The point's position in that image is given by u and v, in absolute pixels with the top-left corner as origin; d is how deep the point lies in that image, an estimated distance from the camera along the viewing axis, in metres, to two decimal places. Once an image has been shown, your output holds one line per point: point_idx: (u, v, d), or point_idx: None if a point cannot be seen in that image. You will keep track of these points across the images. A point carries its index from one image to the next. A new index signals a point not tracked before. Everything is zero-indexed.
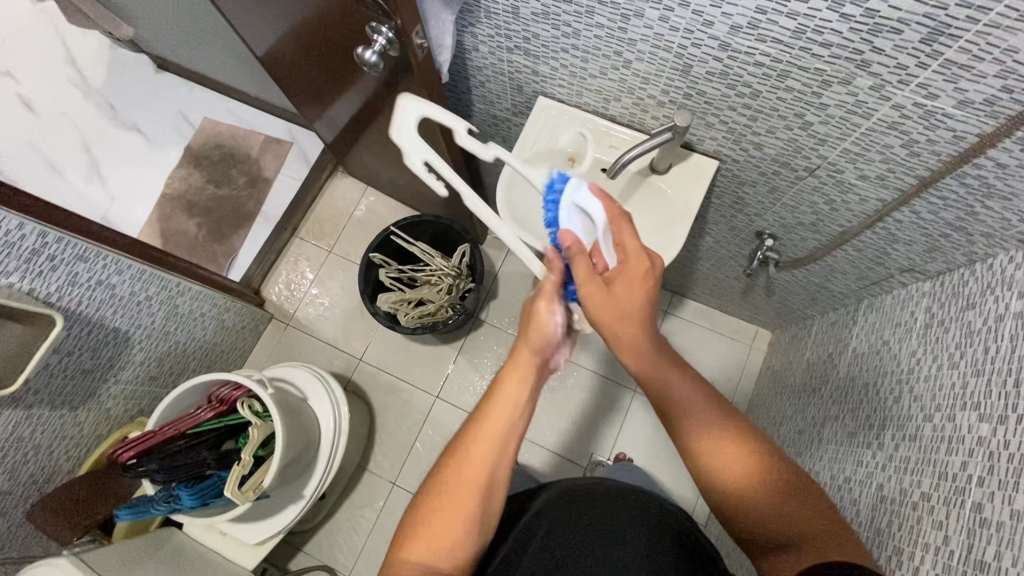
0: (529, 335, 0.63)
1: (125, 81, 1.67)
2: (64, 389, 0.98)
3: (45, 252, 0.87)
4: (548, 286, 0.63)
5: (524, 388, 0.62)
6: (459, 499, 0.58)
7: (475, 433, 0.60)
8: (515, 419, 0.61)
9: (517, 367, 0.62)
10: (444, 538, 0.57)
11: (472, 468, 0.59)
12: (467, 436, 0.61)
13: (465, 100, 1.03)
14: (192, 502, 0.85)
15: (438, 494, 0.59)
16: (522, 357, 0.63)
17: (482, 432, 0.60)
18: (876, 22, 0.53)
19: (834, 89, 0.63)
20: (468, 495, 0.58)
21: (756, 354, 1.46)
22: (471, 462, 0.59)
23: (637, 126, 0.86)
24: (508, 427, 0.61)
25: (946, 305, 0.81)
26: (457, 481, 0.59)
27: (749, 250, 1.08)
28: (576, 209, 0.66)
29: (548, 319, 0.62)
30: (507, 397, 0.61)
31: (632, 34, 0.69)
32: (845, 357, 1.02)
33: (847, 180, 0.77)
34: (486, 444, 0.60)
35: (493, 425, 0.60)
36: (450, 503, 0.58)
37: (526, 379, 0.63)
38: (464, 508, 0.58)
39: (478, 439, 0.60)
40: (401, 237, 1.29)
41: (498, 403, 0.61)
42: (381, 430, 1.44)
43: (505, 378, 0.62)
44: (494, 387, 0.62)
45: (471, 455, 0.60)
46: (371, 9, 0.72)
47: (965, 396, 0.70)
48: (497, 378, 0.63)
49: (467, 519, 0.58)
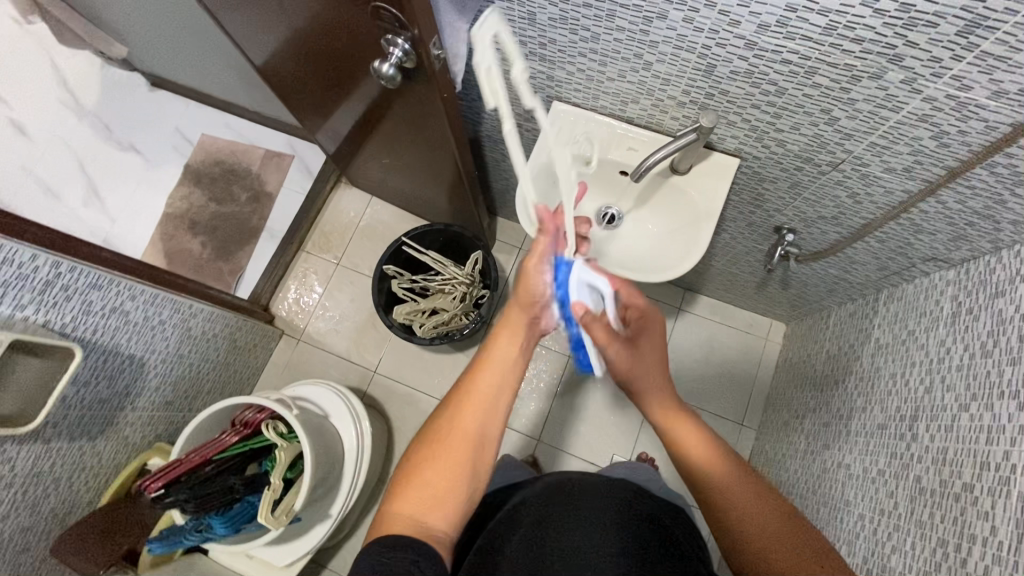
0: (522, 298, 0.69)
1: (120, 101, 1.65)
2: (83, 420, 0.97)
3: (59, 282, 0.85)
4: (539, 247, 0.68)
5: (518, 348, 0.68)
6: (451, 450, 0.61)
7: (467, 389, 0.65)
8: (505, 375, 0.66)
9: (507, 326, 0.68)
10: (438, 489, 0.59)
11: (464, 420, 0.63)
12: (462, 395, 0.64)
13: (477, 107, 1.02)
14: (224, 530, 0.83)
15: (430, 448, 0.62)
16: (513, 320, 0.69)
17: (477, 390, 0.64)
18: (911, 16, 0.53)
19: (864, 84, 0.62)
20: (461, 447, 0.62)
21: (771, 347, 1.46)
22: (464, 415, 0.63)
23: (655, 127, 0.86)
24: (500, 387, 0.65)
25: (973, 292, 0.81)
26: (452, 436, 0.62)
27: (767, 245, 1.08)
28: (586, 285, 0.71)
29: (538, 281, 0.68)
30: (497, 353, 0.67)
31: (654, 36, 0.68)
32: (869, 348, 1.02)
33: (873, 173, 0.76)
34: (477, 399, 0.64)
35: (484, 379, 0.65)
36: (443, 454, 0.61)
37: (517, 341, 0.68)
38: (456, 458, 0.61)
39: (473, 397, 0.64)
40: (412, 246, 1.27)
41: (490, 359, 0.66)
42: (399, 442, 1.43)
43: (497, 337, 0.68)
44: (486, 347, 0.68)
45: (464, 409, 0.63)
46: (386, 21, 0.70)
47: (1002, 383, 0.70)
48: (492, 335, 0.68)
49: (459, 470, 0.61)
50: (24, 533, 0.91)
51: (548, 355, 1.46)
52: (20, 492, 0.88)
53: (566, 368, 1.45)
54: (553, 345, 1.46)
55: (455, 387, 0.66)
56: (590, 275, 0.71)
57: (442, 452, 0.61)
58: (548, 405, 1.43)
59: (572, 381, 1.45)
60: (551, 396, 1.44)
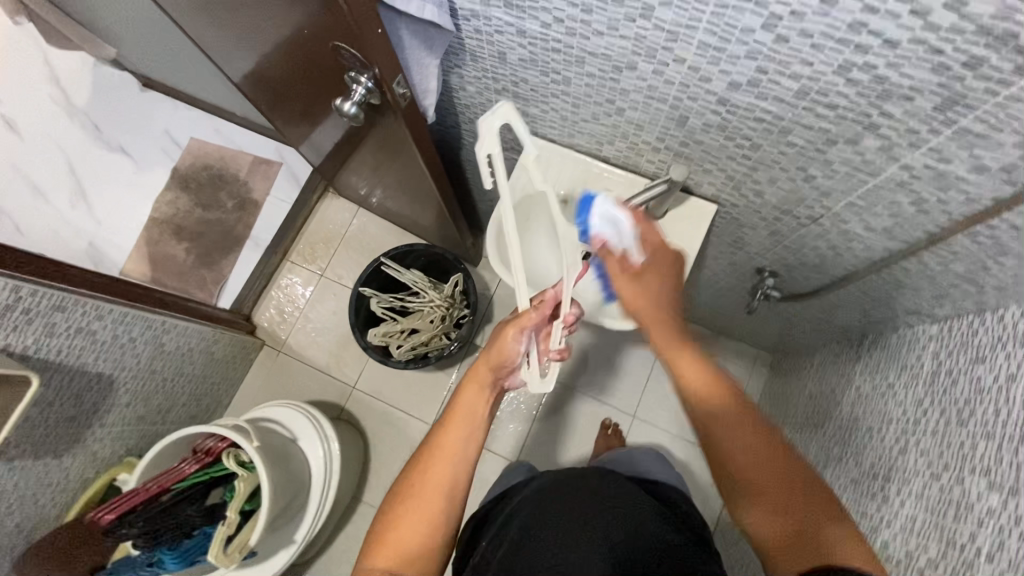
0: (492, 356, 0.71)
1: (109, 100, 1.63)
2: (48, 438, 0.96)
3: (20, 306, 0.84)
4: (523, 318, 0.70)
5: (483, 398, 0.72)
6: (422, 505, 0.66)
7: (435, 444, 0.69)
8: (470, 431, 0.70)
9: (473, 379, 0.72)
10: (410, 541, 0.64)
11: (433, 476, 0.67)
12: (431, 448, 0.69)
13: (456, 133, 1.00)
14: (175, 564, 0.85)
15: (403, 500, 0.67)
16: (479, 371, 0.72)
17: (446, 442, 0.69)
18: (886, 87, 0.50)
19: (840, 147, 0.59)
20: (430, 502, 0.66)
21: (757, 376, 1.43)
22: (433, 470, 0.67)
23: (631, 167, 0.83)
24: (467, 436, 0.69)
25: (953, 354, 0.74)
26: (423, 489, 0.66)
27: (749, 284, 1.05)
28: (607, 219, 0.77)
29: (512, 347, 0.70)
30: (463, 408, 0.70)
31: (625, 85, 0.65)
32: (849, 396, 0.97)
33: (852, 230, 0.74)
34: (445, 451, 0.68)
35: (450, 435, 0.69)
36: (417, 503, 0.66)
37: (482, 391, 0.72)
38: (425, 511, 0.65)
39: (441, 450, 0.68)
40: (391, 266, 1.26)
41: (454, 417, 0.70)
42: (374, 459, 1.42)
43: (462, 392, 0.72)
44: (452, 400, 0.72)
45: (432, 464, 0.68)
46: (349, 59, 0.68)
47: (975, 459, 0.65)
48: (458, 388, 0.72)
49: (429, 524, 0.65)
50: None
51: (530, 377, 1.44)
52: None
53: (549, 392, 1.43)
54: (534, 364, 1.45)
55: (427, 438, 0.71)
56: (612, 209, 0.76)
57: (414, 504, 0.66)
58: (528, 427, 1.42)
59: (555, 403, 1.43)
60: (532, 417, 1.42)
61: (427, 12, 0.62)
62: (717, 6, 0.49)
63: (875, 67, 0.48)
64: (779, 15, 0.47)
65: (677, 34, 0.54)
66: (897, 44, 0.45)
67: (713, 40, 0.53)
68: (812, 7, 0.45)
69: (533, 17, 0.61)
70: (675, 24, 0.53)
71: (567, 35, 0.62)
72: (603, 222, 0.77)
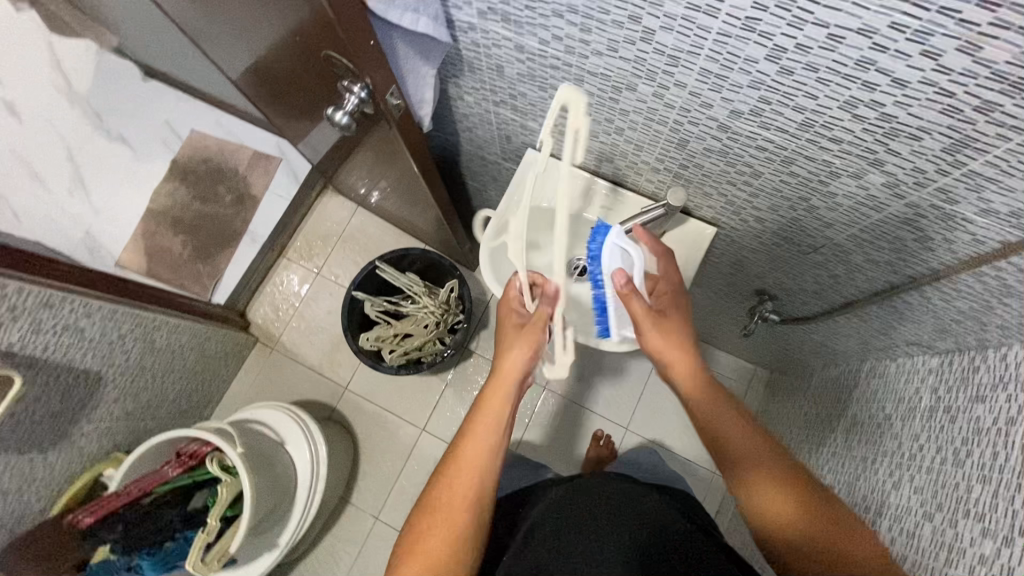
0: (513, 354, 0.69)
1: (110, 88, 1.61)
2: (33, 434, 0.95)
3: (5, 303, 0.83)
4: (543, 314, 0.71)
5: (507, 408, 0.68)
6: (449, 518, 0.61)
7: (457, 455, 0.65)
8: (496, 438, 0.65)
9: (497, 389, 0.68)
10: (436, 557, 0.59)
11: (459, 486, 0.63)
12: (454, 460, 0.64)
13: (455, 141, 0.98)
14: (153, 570, 0.83)
15: (429, 514, 0.62)
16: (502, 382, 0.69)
17: (471, 451, 0.64)
18: (893, 125, 0.48)
19: (844, 181, 0.57)
20: (457, 513, 0.61)
21: (753, 393, 1.41)
22: (460, 480, 0.63)
23: (632, 186, 0.82)
24: (492, 443, 0.65)
25: (954, 390, 0.69)
26: (446, 504, 0.62)
27: (747, 304, 1.04)
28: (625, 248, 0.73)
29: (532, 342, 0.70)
30: (489, 414, 0.66)
31: (624, 105, 0.63)
32: (845, 423, 0.93)
33: (854, 261, 0.72)
34: (471, 462, 0.64)
35: (474, 445, 0.65)
36: (443, 517, 0.61)
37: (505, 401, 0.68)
38: (453, 523, 0.61)
39: (465, 461, 0.64)
40: (386, 270, 1.24)
41: (479, 423, 0.66)
42: (364, 462, 1.41)
43: (484, 402, 0.68)
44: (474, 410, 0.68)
45: (459, 474, 0.63)
46: (343, 68, 0.66)
47: (969, 501, 0.61)
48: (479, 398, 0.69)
49: (456, 537, 0.60)
50: None
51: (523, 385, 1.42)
52: None
53: (541, 401, 1.41)
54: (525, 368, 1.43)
55: (447, 453, 0.67)
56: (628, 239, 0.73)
57: (440, 518, 0.61)
58: (521, 436, 1.39)
59: (548, 412, 1.41)
60: (523, 426, 1.40)
61: (421, 25, 0.60)
62: (720, 34, 0.47)
63: (883, 105, 0.46)
64: (784, 47, 0.45)
65: (678, 59, 0.52)
66: (906, 84, 0.43)
67: (715, 68, 0.51)
68: (818, 42, 0.43)
69: (531, 33, 0.59)
70: (676, 49, 0.51)
71: (566, 53, 0.59)
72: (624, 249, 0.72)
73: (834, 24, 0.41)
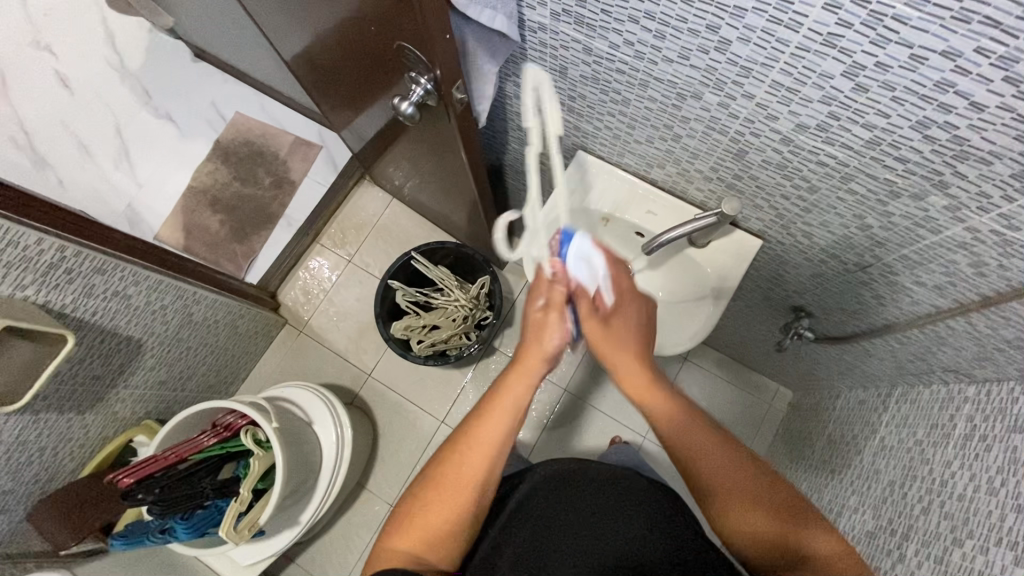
0: (539, 347, 0.67)
1: (160, 67, 1.65)
2: (73, 395, 0.97)
3: (63, 266, 0.86)
4: (556, 296, 0.67)
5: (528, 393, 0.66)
6: (454, 497, 0.62)
7: (472, 433, 0.64)
8: (507, 428, 0.64)
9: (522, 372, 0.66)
10: (435, 528, 0.61)
11: (467, 467, 0.63)
12: (467, 437, 0.64)
13: (503, 138, 1.00)
14: (186, 535, 0.85)
15: (434, 486, 0.62)
16: (530, 362, 0.67)
17: (484, 433, 0.64)
18: (963, 149, 0.48)
19: (904, 201, 0.58)
20: (460, 492, 0.62)
21: (774, 411, 1.41)
22: (467, 462, 0.63)
23: (679, 194, 0.83)
24: (507, 428, 0.64)
25: (990, 419, 0.66)
26: (452, 482, 0.62)
27: (783, 320, 1.04)
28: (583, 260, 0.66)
29: (557, 332, 0.66)
30: (506, 400, 0.65)
31: (686, 113, 0.65)
32: (872, 445, 0.89)
33: (901, 282, 0.73)
34: (483, 445, 0.63)
35: (488, 427, 0.64)
36: (447, 493, 0.62)
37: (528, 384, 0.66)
38: (456, 501, 0.61)
39: (478, 442, 0.63)
40: (421, 261, 1.27)
41: (498, 407, 0.65)
42: (383, 448, 1.43)
43: (508, 383, 0.66)
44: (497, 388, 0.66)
45: (466, 455, 0.63)
46: (412, 61, 0.68)
47: (1002, 530, 0.57)
48: (505, 376, 0.67)
49: (456, 514, 0.61)
50: (4, 496, 0.92)
51: (542, 385, 1.43)
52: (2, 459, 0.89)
53: (559, 402, 1.42)
54: None
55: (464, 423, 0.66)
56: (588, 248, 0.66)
57: (444, 493, 0.62)
58: (538, 436, 1.40)
59: (565, 415, 1.41)
60: (540, 427, 1.40)
61: (496, 22, 0.61)
62: (798, 48, 0.48)
63: (956, 128, 0.47)
64: (863, 64, 0.46)
65: (751, 71, 0.53)
66: (984, 108, 0.44)
67: (788, 81, 0.52)
68: (899, 62, 0.44)
69: (602, 37, 0.61)
70: (750, 60, 0.52)
71: (635, 58, 0.61)
72: (581, 262, 0.66)
73: (918, 45, 0.42)
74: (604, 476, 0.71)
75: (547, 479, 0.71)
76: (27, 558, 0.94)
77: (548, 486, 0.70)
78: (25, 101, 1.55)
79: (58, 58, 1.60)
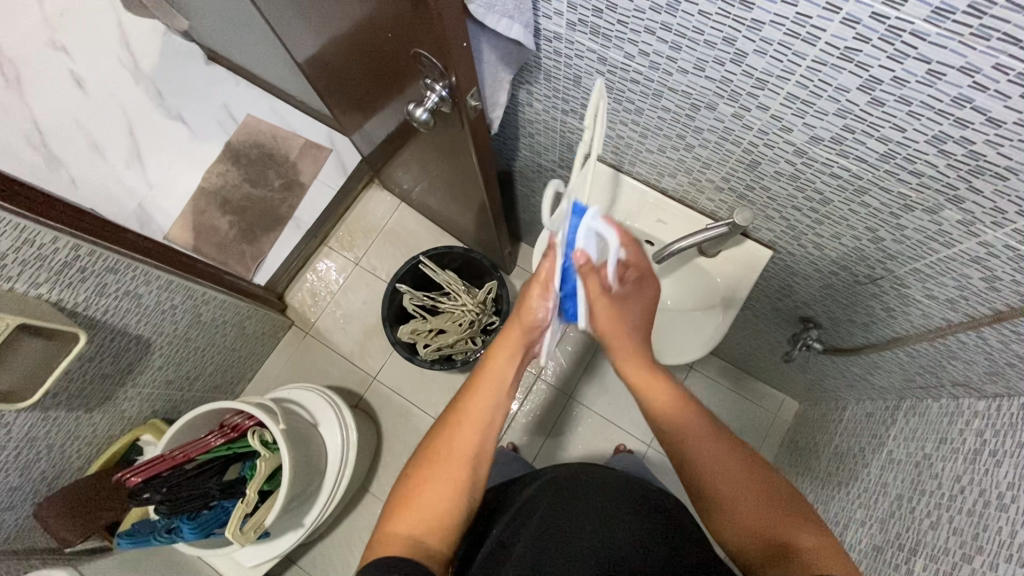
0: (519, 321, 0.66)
1: (173, 68, 1.66)
2: (83, 392, 0.98)
3: (76, 265, 0.87)
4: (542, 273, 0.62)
5: (513, 364, 0.67)
6: (449, 475, 0.61)
7: (461, 409, 0.65)
8: (498, 398, 0.65)
9: (506, 345, 0.67)
10: (432, 511, 0.59)
11: (460, 442, 0.63)
12: (457, 416, 0.64)
13: (514, 145, 1.00)
14: (192, 535, 0.85)
15: (428, 466, 0.62)
16: (512, 333, 0.67)
17: (474, 407, 0.64)
18: (978, 163, 0.48)
19: (917, 215, 0.59)
20: (456, 467, 0.61)
21: (779, 422, 1.40)
22: (459, 435, 0.63)
23: (691, 204, 0.83)
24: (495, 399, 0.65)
25: (1000, 434, 0.65)
26: (447, 458, 0.62)
27: (790, 332, 1.04)
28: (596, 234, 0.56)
29: (539, 306, 0.63)
30: (493, 372, 0.66)
31: (700, 123, 0.65)
32: (879, 458, 0.89)
33: (912, 295, 0.72)
34: (474, 418, 0.64)
35: (478, 403, 0.64)
36: (443, 470, 0.61)
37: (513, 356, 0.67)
38: (453, 475, 0.61)
39: (467, 417, 0.64)
40: (428, 265, 1.27)
41: (483, 380, 0.66)
42: (386, 451, 1.43)
43: (494, 355, 0.67)
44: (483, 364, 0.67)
45: (459, 430, 0.63)
46: (427, 68, 0.69)
47: (1011, 545, 0.57)
48: (488, 352, 0.68)
49: (453, 494, 0.60)
50: (11, 493, 0.92)
51: (547, 391, 1.43)
52: (11, 456, 0.90)
53: (563, 407, 1.42)
54: (550, 371, 1.44)
55: (452, 404, 0.66)
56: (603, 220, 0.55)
57: (440, 470, 0.61)
58: (541, 440, 1.39)
59: (569, 420, 1.41)
60: (542, 432, 1.40)
61: (513, 31, 0.62)
62: (815, 61, 0.48)
63: (973, 143, 0.47)
64: (880, 79, 0.47)
65: (766, 82, 0.54)
66: (1001, 124, 0.44)
67: (804, 93, 0.52)
68: (916, 76, 0.45)
69: (618, 46, 0.61)
70: (766, 72, 0.53)
71: (650, 69, 0.61)
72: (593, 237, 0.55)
73: (937, 61, 0.42)
74: (602, 478, 0.71)
75: (548, 482, 0.70)
76: (33, 554, 0.95)
77: (548, 488, 0.69)
78: (41, 101, 1.57)
79: (74, 59, 1.62)
